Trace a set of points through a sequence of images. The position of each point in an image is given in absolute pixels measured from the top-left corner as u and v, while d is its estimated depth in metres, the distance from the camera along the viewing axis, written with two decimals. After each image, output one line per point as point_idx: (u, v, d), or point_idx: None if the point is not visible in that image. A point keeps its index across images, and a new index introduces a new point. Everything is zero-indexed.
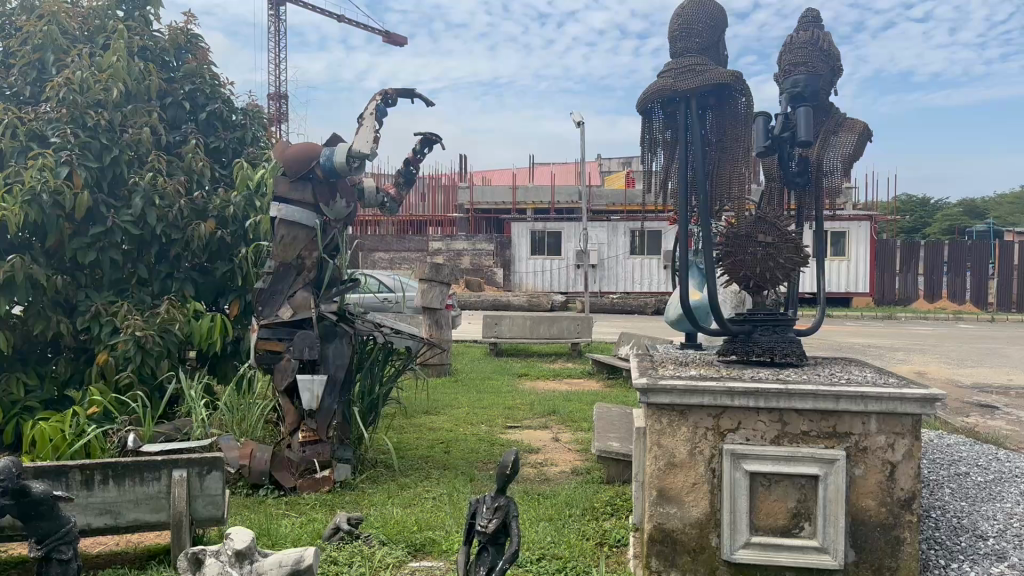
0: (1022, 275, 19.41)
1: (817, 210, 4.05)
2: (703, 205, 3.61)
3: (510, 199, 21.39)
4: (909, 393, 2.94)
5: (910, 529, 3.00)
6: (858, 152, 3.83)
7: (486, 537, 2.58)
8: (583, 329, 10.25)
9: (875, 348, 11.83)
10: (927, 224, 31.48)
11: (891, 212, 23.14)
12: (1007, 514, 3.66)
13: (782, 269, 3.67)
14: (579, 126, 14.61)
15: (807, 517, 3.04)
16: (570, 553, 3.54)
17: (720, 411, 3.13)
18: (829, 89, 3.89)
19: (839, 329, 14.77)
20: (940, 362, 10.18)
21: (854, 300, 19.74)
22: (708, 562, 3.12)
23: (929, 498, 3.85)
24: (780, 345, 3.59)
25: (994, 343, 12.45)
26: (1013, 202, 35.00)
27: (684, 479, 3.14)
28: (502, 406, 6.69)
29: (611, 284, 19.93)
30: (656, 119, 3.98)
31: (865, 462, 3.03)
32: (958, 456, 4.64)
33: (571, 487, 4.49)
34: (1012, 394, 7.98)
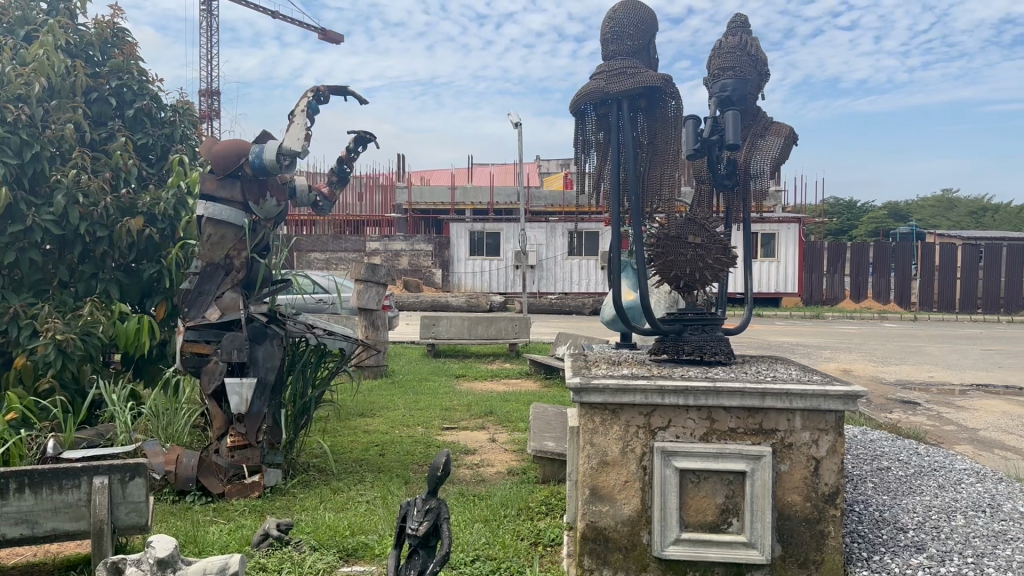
0: (942, 275, 20.21)
1: (744, 211, 4.12)
2: (635, 206, 3.65)
3: (448, 199, 21.32)
4: (832, 390, 3.02)
5: (834, 522, 3.08)
6: (784, 155, 3.94)
7: (417, 541, 2.55)
8: (520, 330, 10.30)
9: (803, 346, 12.19)
10: (853, 227, 32.59)
11: (819, 214, 23.87)
12: (925, 506, 3.79)
13: (711, 269, 3.73)
14: (517, 126, 14.64)
15: (735, 513, 3.10)
16: (504, 553, 3.54)
17: (651, 409, 3.16)
18: (757, 93, 3.99)
19: (768, 328, 15.17)
20: (863, 359, 10.54)
21: (784, 300, 20.28)
22: (639, 559, 3.14)
23: (853, 492, 3.96)
24: (708, 344, 3.66)
25: (913, 342, 12.93)
26: (933, 206, 36.51)
27: (615, 478, 3.17)
28: (439, 407, 6.65)
29: (549, 284, 20.05)
30: (590, 120, 4.01)
31: (790, 457, 3.11)
32: (879, 451, 4.80)
33: (505, 487, 4.50)
34: (932, 390, 8.30)
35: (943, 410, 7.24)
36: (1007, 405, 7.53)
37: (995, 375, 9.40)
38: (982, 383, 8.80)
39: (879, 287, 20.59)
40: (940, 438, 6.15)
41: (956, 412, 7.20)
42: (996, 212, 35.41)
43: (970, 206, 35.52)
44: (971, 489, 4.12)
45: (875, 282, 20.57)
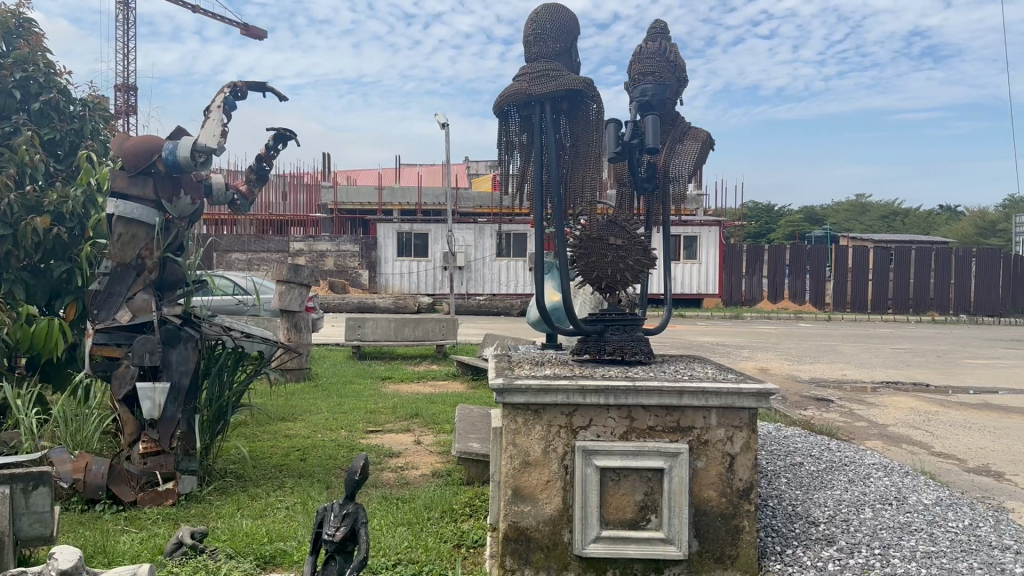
0: (855, 277, 21.04)
1: (664, 214, 4.21)
2: (558, 207, 3.68)
3: (375, 200, 21.10)
4: (745, 388, 3.11)
5: (748, 517, 3.17)
6: (700, 161, 4.07)
7: (334, 546, 2.50)
8: (448, 331, 10.28)
9: (724, 345, 12.52)
10: (771, 231, 33.72)
11: (739, 218, 24.58)
12: (836, 500, 3.92)
13: (632, 270, 3.80)
14: (444, 127, 14.58)
15: (653, 510, 3.15)
16: (427, 556, 3.51)
17: (572, 409, 3.19)
18: (676, 99, 4.09)
19: (690, 328, 15.55)
20: (780, 358, 10.89)
21: (706, 301, 20.83)
22: (560, 558, 3.16)
23: (767, 488, 4.07)
24: (629, 344, 3.71)
25: (826, 341, 13.44)
26: (847, 211, 38.04)
27: (537, 477, 3.18)
28: (363, 410, 6.56)
29: (478, 285, 20.07)
30: (513, 121, 4.04)
31: (706, 454, 3.18)
32: (793, 447, 4.96)
33: (429, 489, 4.47)
34: (844, 388, 8.63)
35: (854, 407, 7.54)
36: (913, 401, 7.88)
37: (901, 373, 9.83)
38: (889, 380, 9.20)
39: (795, 288, 21.27)
40: (852, 434, 6.39)
41: (866, 408, 7.49)
42: (905, 218, 37.17)
43: (882, 211, 37.15)
44: (879, 483, 4.28)
45: (791, 283, 21.25)
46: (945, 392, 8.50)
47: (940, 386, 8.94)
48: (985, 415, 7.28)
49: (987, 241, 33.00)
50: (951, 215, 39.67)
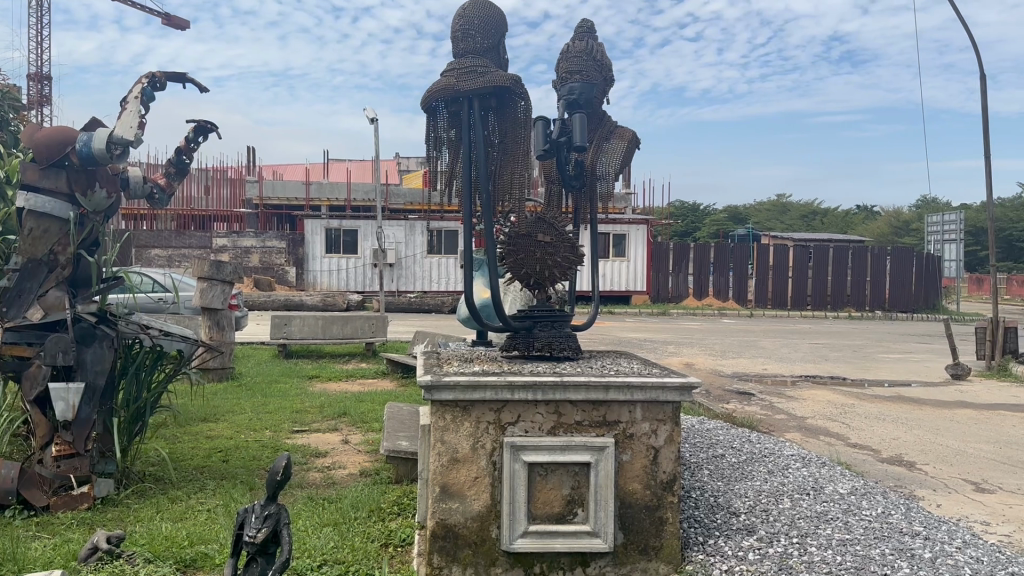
0: (776, 274, 21.71)
1: (591, 212, 4.25)
2: (486, 203, 3.67)
3: (302, 195, 20.72)
4: (668, 382, 3.17)
5: (671, 508, 3.24)
6: (626, 160, 4.12)
7: (255, 548, 2.45)
8: (377, 329, 10.18)
9: (651, 341, 12.75)
10: (697, 230, 34.61)
11: (665, 215, 25.04)
12: (755, 491, 4.04)
13: (560, 267, 3.81)
14: (373, 122, 14.45)
15: (580, 503, 3.19)
16: (354, 556, 3.47)
17: (501, 405, 3.19)
18: (603, 98, 4.15)
19: (617, 324, 15.81)
20: (705, 354, 11.15)
21: (634, 298, 21.25)
22: (488, 554, 3.17)
23: (690, 480, 4.17)
24: (556, 341, 3.74)
25: (748, 336, 13.83)
26: (769, 210, 39.22)
27: (466, 474, 3.17)
28: (290, 410, 6.44)
29: (408, 283, 19.97)
30: (442, 117, 4.04)
31: (632, 447, 3.23)
32: (715, 439, 5.10)
33: (357, 489, 4.42)
34: (765, 381, 8.90)
35: (775, 400, 7.78)
36: (830, 394, 8.19)
37: (818, 367, 10.20)
38: (808, 374, 9.54)
39: (719, 285, 21.77)
40: (772, 426, 6.61)
41: (785, 401, 7.74)
42: (824, 217, 38.68)
43: (802, 210, 38.52)
44: (796, 474, 4.43)
45: (715, 281, 21.74)
46: (859, 385, 8.85)
47: (855, 379, 9.31)
48: (897, 406, 7.62)
49: (900, 240, 34.77)
50: (866, 215, 41.43)
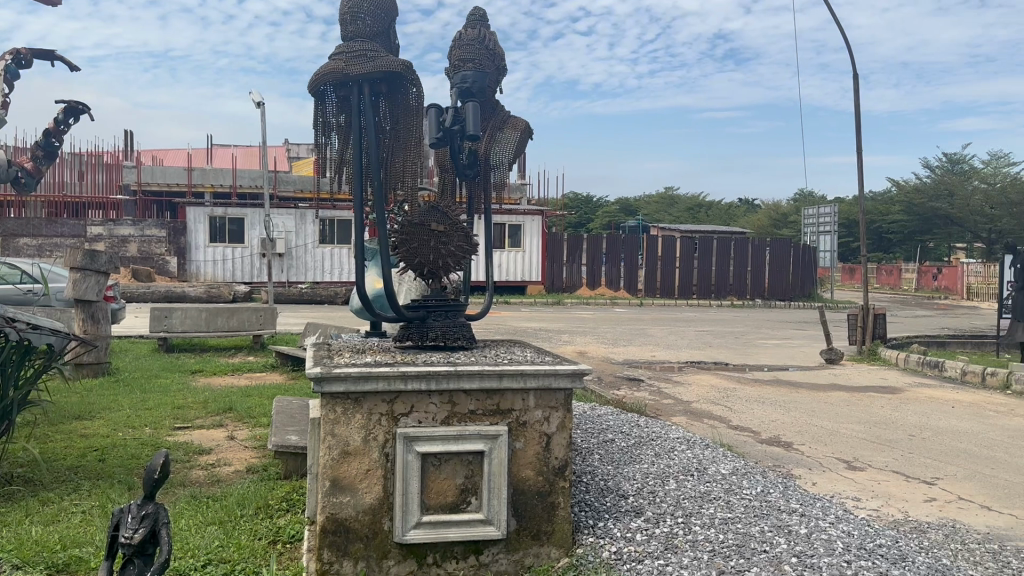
0: (665, 264, 22.47)
1: (485, 201, 4.23)
2: (377, 190, 3.59)
3: (184, 181, 19.83)
4: (561, 368, 3.21)
5: (563, 493, 3.29)
6: (519, 149, 4.15)
7: (132, 550, 2.31)
8: (265, 321, 9.87)
9: (545, 330, 12.95)
10: (590, 221, 35.46)
11: (559, 206, 25.44)
12: (643, 473, 4.16)
13: (454, 256, 3.76)
14: (260, 106, 13.96)
15: (474, 492, 3.18)
16: (240, 554, 3.35)
17: (394, 396, 3.14)
18: (495, 87, 4.15)
19: (511, 314, 15.96)
20: (597, 342, 11.41)
21: (529, 288, 21.49)
22: (380, 547, 3.12)
23: (581, 465, 4.25)
24: (450, 329, 3.71)
25: (637, 324, 14.25)
26: (658, 202, 40.51)
27: (356, 467, 3.11)
28: (170, 406, 6.14)
29: (299, 274, 19.48)
30: (330, 102, 3.96)
31: (524, 435, 3.25)
32: (605, 424, 5.21)
33: (243, 486, 4.26)
34: (654, 368, 9.20)
35: (662, 385, 8.05)
36: (714, 379, 8.53)
37: (703, 353, 10.62)
38: (693, 360, 9.92)
39: (611, 275, 22.29)
40: (659, 410, 6.84)
41: (672, 387, 8.02)
42: (709, 210, 40.34)
43: (690, 203, 40.04)
44: (682, 456, 4.59)
45: (607, 271, 22.24)
46: (741, 370, 9.28)
47: (737, 364, 9.76)
48: (775, 389, 8.03)
49: (779, 232, 36.79)
50: (747, 208, 43.51)
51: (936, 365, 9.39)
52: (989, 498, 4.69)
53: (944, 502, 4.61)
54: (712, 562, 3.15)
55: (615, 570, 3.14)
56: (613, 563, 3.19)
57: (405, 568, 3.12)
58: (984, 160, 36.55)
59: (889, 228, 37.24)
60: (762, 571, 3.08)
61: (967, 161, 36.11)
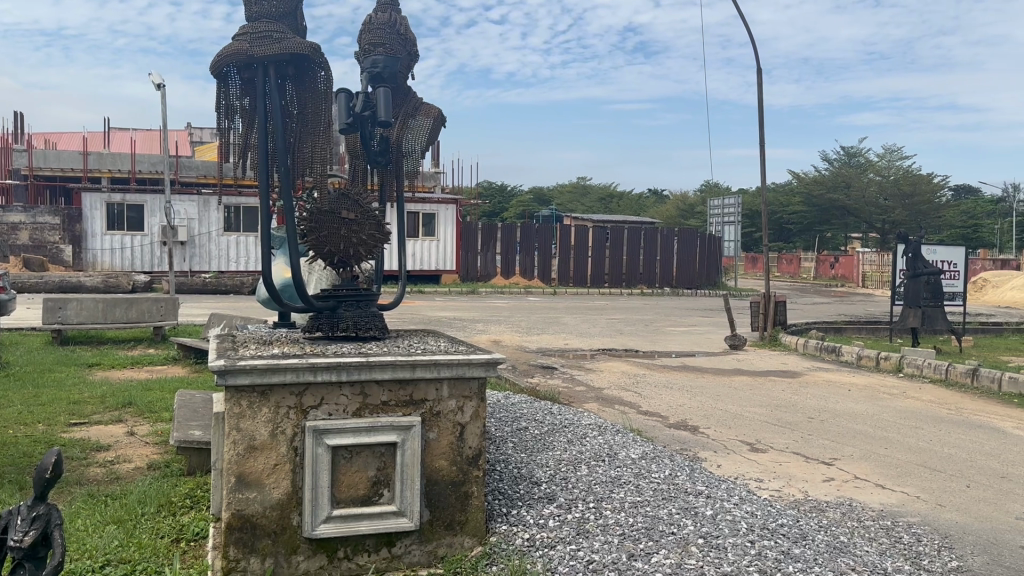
0: (578, 253, 22.76)
1: (398, 188, 4.15)
2: (284, 176, 3.47)
3: (79, 165, 18.84)
4: (475, 358, 3.20)
5: (476, 483, 3.28)
6: (432, 136, 4.10)
7: (21, 554, 2.16)
8: (167, 313, 9.48)
9: (458, 319, 12.91)
10: (503, 211, 35.63)
11: (473, 195, 25.39)
12: (556, 460, 4.20)
13: (365, 245, 3.67)
14: (160, 88, 13.34)
15: (386, 484, 3.14)
16: (141, 554, 3.21)
17: (303, 388, 3.05)
18: (407, 72, 4.09)
19: (424, 303, 15.86)
20: (511, 330, 11.46)
21: (443, 277, 21.39)
22: (289, 542, 3.04)
23: (495, 453, 4.26)
24: (362, 320, 3.62)
25: (551, 313, 14.40)
26: (570, 192, 40.99)
27: (263, 462, 3.02)
28: (65, 401, 5.83)
29: (202, 262, 18.84)
30: (233, 84, 3.83)
31: (438, 425, 3.23)
32: (519, 413, 5.24)
33: (143, 483, 4.09)
34: (567, 355, 9.31)
35: (575, 372, 8.16)
36: (625, 366, 8.70)
37: (613, 341, 10.82)
38: (604, 347, 10.09)
39: (525, 265, 22.41)
40: (572, 398, 6.92)
41: (585, 374, 8.13)
42: (620, 200, 41.11)
43: (601, 192, 40.68)
44: (594, 442, 4.66)
45: (521, 260, 22.35)
46: (650, 357, 9.51)
47: (647, 351, 9.98)
48: (683, 375, 8.26)
49: (686, 222, 37.89)
50: (657, 199, 44.52)
51: (834, 350, 9.85)
52: (882, 477, 4.95)
53: (841, 481, 4.84)
54: (622, 545, 3.21)
55: (527, 556, 3.15)
56: (526, 550, 3.21)
57: (315, 563, 3.06)
58: (876, 154, 38.53)
59: (790, 219, 38.88)
60: (670, 552, 3.16)
61: (862, 155, 38.05)
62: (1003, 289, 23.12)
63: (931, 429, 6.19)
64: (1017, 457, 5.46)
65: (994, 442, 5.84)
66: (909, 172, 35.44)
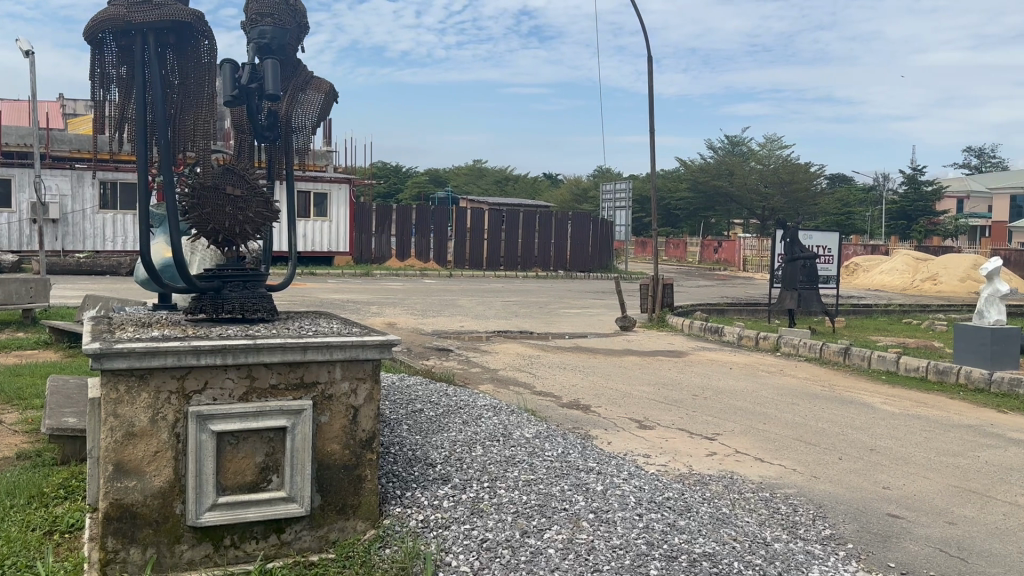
0: (474, 236, 22.79)
1: (287, 165, 4.02)
2: (164, 149, 3.31)
3: None
4: (368, 340, 3.15)
5: (370, 466, 3.25)
6: (323, 111, 3.97)
7: None
8: (36, 294, 8.89)
9: (351, 301, 12.73)
10: (399, 192, 35.31)
11: (367, 175, 24.97)
12: (451, 442, 4.21)
13: (252, 223, 3.54)
14: (28, 55, 12.43)
15: (275, 470, 3.06)
16: (9, 549, 3.01)
17: (186, 371, 2.93)
18: (297, 45, 3.95)
19: (316, 285, 15.53)
20: (405, 313, 11.40)
21: (336, 259, 20.99)
22: (171, 531, 2.93)
23: (390, 436, 4.23)
24: (249, 301, 3.50)
25: (446, 295, 14.41)
26: (466, 174, 41.02)
27: (144, 449, 2.89)
28: None
29: (76, 242, 17.79)
30: (110, 51, 3.63)
31: (330, 408, 3.16)
32: (414, 395, 5.22)
33: (11, 474, 3.83)
34: (463, 337, 9.35)
35: (470, 354, 8.21)
36: (519, 348, 8.79)
37: (508, 323, 10.93)
38: (499, 329, 10.16)
39: (421, 247, 22.25)
40: (467, 379, 6.97)
41: (480, 355, 8.18)
42: (515, 183, 41.47)
43: (497, 175, 40.91)
44: (489, 422, 4.69)
45: (417, 242, 22.18)
46: (544, 338, 9.67)
47: (541, 333, 10.13)
48: (576, 356, 8.44)
49: (580, 207, 38.61)
50: (551, 183, 45.18)
51: (717, 331, 10.29)
52: (762, 451, 5.22)
53: (724, 456, 5.08)
54: (515, 523, 3.26)
55: (421, 537, 3.16)
56: (420, 531, 3.21)
57: (200, 552, 2.96)
58: (758, 144, 40.35)
59: (677, 204, 40.21)
60: (562, 528, 3.23)
61: (745, 144, 39.80)
62: (872, 273, 24.76)
63: (806, 405, 6.58)
64: (882, 430, 5.88)
65: (863, 417, 6.25)
66: (789, 161, 37.33)
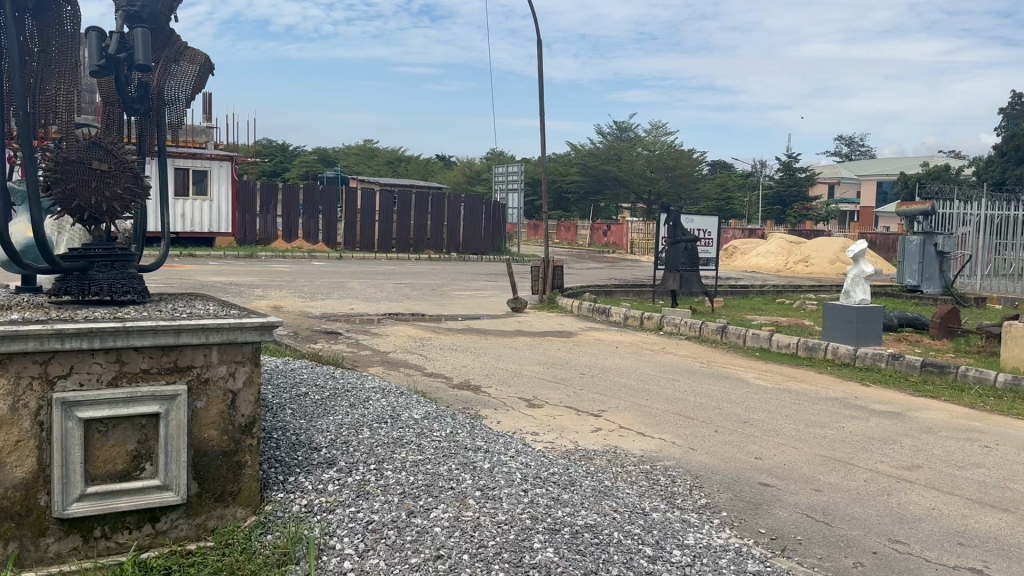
0: (364, 217, 22.43)
1: (158, 140, 3.85)
2: (24, 120, 3.10)
3: None
4: (247, 322, 3.08)
5: (250, 452, 3.18)
6: (198, 85, 3.85)
7: None
8: None
9: (234, 284, 12.32)
10: (285, 171, 34.33)
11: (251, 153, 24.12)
12: (336, 425, 4.16)
13: (120, 200, 3.37)
14: None
15: (148, 458, 2.95)
16: None
17: (48, 356, 2.78)
18: (169, 14, 3.78)
19: (197, 267, 14.91)
20: (292, 295, 11.14)
21: (217, 240, 20.35)
22: (36, 523, 2.79)
23: (272, 421, 4.14)
24: (118, 283, 3.34)
25: (334, 278, 14.17)
26: (356, 155, 40.29)
27: (3, 439, 2.73)
28: None
29: None
30: None
31: (206, 393, 3.07)
32: (299, 378, 5.13)
33: None
34: (351, 320, 9.23)
35: (358, 336, 8.12)
36: (409, 330, 8.76)
37: (399, 305, 10.86)
38: (389, 312, 10.08)
39: (308, 228, 21.72)
40: (356, 362, 6.90)
41: (369, 338, 8.11)
42: (408, 164, 41.10)
43: (389, 157, 40.40)
44: (376, 405, 4.67)
45: (304, 223, 21.65)
46: (434, 320, 9.68)
47: (432, 315, 10.12)
48: (466, 337, 8.49)
49: (473, 189, 38.65)
50: (444, 165, 45.03)
51: (604, 311, 10.57)
52: (643, 426, 5.43)
53: (608, 431, 5.25)
54: (401, 503, 3.27)
55: (305, 522, 3.13)
56: (304, 515, 3.18)
57: (68, 544, 2.83)
58: (646, 129, 41.46)
59: (569, 188, 40.85)
60: (448, 506, 3.27)
61: (632, 129, 40.78)
62: (749, 255, 25.95)
63: (686, 381, 6.88)
64: (755, 403, 6.23)
65: (739, 392, 6.59)
66: (674, 147, 38.51)
